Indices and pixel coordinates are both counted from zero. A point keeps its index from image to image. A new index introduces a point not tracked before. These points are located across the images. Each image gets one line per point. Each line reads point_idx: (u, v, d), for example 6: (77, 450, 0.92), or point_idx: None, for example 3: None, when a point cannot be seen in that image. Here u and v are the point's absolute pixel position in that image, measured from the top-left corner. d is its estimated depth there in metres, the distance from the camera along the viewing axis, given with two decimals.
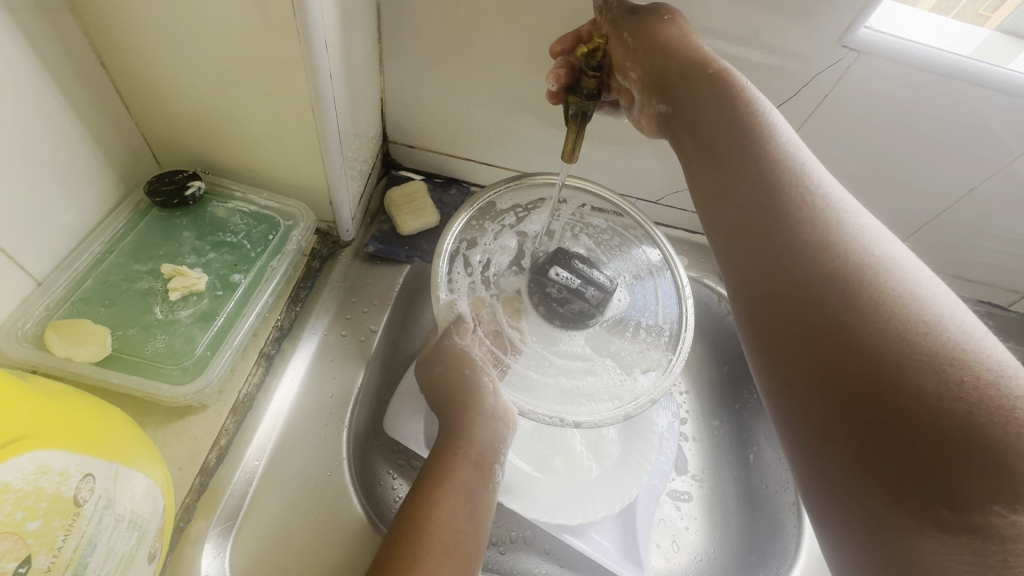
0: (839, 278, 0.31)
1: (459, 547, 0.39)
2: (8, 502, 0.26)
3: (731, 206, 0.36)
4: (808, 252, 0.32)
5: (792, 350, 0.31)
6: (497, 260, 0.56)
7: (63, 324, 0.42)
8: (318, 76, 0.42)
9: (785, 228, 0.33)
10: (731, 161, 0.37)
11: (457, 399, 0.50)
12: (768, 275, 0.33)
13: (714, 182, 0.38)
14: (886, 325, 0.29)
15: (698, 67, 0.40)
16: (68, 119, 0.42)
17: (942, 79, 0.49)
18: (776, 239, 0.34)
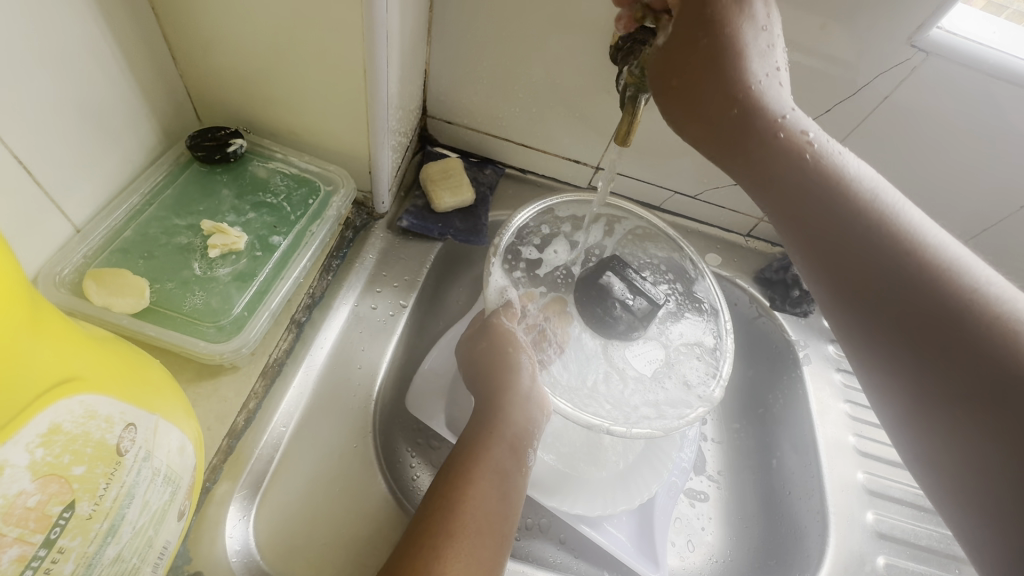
0: (909, 258, 0.33)
1: (491, 530, 0.38)
2: (58, 444, 0.25)
3: (790, 201, 0.37)
4: (940, 295, 0.31)
5: (902, 332, 0.32)
6: (548, 261, 0.58)
7: (102, 272, 0.41)
8: (375, 39, 0.41)
9: (875, 242, 0.34)
10: (830, 205, 0.35)
11: (495, 376, 0.48)
12: (858, 258, 0.34)
13: (796, 212, 0.37)
14: (958, 289, 0.31)
15: (724, 84, 0.36)
16: (115, 61, 0.41)
17: (1009, 88, 0.48)
18: (901, 287, 0.33)
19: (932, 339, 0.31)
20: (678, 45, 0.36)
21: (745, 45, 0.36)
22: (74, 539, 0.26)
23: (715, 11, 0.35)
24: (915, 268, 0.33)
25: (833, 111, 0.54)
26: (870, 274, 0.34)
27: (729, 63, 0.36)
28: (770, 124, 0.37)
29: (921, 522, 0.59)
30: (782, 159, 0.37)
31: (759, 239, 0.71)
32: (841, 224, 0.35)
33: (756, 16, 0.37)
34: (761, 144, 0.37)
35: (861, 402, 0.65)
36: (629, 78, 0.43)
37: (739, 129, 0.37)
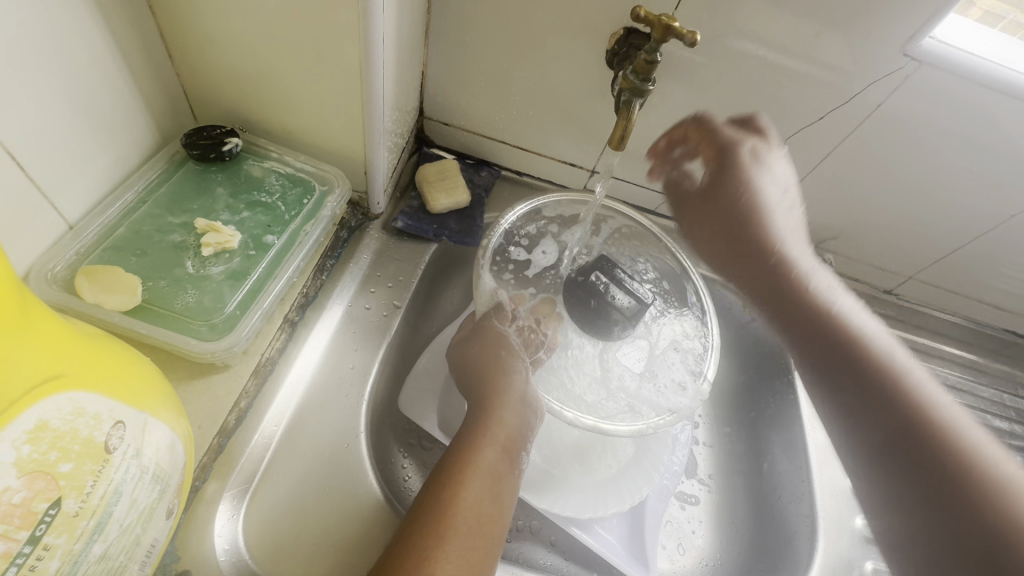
0: (884, 365, 0.41)
1: (483, 530, 0.38)
2: (44, 440, 0.25)
3: (786, 308, 0.46)
4: (910, 426, 0.38)
5: (868, 420, 0.40)
6: (536, 263, 0.58)
7: (94, 269, 0.41)
8: (371, 39, 0.41)
9: (852, 348, 0.42)
10: (840, 343, 0.43)
11: (487, 378, 0.48)
12: (839, 358, 0.43)
13: (789, 319, 0.46)
14: (914, 395, 0.39)
15: (737, 221, 0.48)
16: (111, 59, 0.41)
17: (998, 97, 0.48)
18: (886, 418, 0.39)
19: (887, 428, 0.39)
20: (699, 203, 0.51)
21: (757, 185, 0.47)
22: (60, 537, 0.26)
23: (735, 164, 0.47)
24: (887, 382, 0.40)
25: (826, 119, 0.54)
26: (861, 401, 0.41)
27: (745, 202, 0.48)
28: (792, 271, 0.46)
29: None
30: (780, 275, 0.47)
31: None
32: (828, 331, 0.44)
33: (766, 168, 0.48)
34: (763, 259, 0.47)
35: None
36: (625, 83, 0.45)
37: (758, 269, 0.47)
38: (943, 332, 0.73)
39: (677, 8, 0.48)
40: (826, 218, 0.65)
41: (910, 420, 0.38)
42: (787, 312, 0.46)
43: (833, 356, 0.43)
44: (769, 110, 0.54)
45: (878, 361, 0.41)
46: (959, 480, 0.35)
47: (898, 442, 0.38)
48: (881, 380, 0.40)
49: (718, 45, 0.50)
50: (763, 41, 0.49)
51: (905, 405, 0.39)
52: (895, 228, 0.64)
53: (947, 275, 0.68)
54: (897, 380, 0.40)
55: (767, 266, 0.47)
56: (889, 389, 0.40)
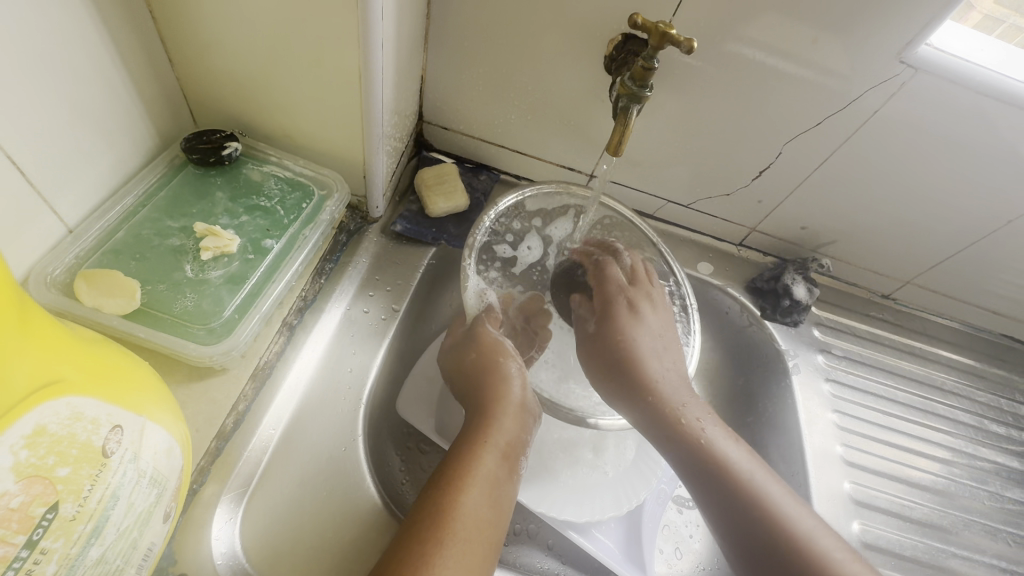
0: (702, 459, 0.46)
1: (480, 536, 0.39)
2: (42, 445, 0.25)
3: (651, 431, 0.49)
4: (756, 540, 0.42)
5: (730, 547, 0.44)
6: (523, 258, 0.62)
7: (93, 273, 0.41)
8: (370, 44, 0.41)
9: (685, 456, 0.47)
10: (707, 476, 0.45)
11: (484, 385, 0.48)
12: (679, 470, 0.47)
13: (660, 435, 0.48)
14: (736, 486, 0.44)
15: (615, 333, 0.54)
16: (112, 64, 0.42)
17: (993, 103, 0.49)
18: (734, 533, 0.44)
19: (745, 550, 0.43)
20: (595, 335, 0.56)
21: (631, 319, 0.54)
22: (57, 541, 0.26)
23: (614, 296, 0.56)
24: (710, 475, 0.45)
25: (823, 125, 0.54)
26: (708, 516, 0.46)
27: (624, 351, 0.53)
28: (682, 424, 0.48)
29: (904, 532, 0.61)
30: (638, 392, 0.51)
31: (752, 249, 0.71)
32: (669, 440, 0.48)
33: (651, 292, 0.57)
34: (640, 385, 0.51)
35: (850, 412, 0.66)
36: (623, 88, 0.46)
37: (663, 433, 0.48)
38: (941, 338, 0.73)
39: (674, 13, 0.49)
40: (824, 223, 0.65)
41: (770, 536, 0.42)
42: (673, 448, 0.47)
43: (708, 481, 0.45)
44: (766, 115, 0.55)
45: (739, 479, 0.44)
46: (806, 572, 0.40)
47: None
48: (748, 510, 0.43)
49: (715, 51, 0.50)
50: (760, 46, 0.49)
51: (777, 537, 0.42)
52: (892, 233, 0.64)
53: (946, 281, 0.68)
54: (756, 501, 0.43)
55: (661, 419, 0.49)
56: (732, 490, 0.44)
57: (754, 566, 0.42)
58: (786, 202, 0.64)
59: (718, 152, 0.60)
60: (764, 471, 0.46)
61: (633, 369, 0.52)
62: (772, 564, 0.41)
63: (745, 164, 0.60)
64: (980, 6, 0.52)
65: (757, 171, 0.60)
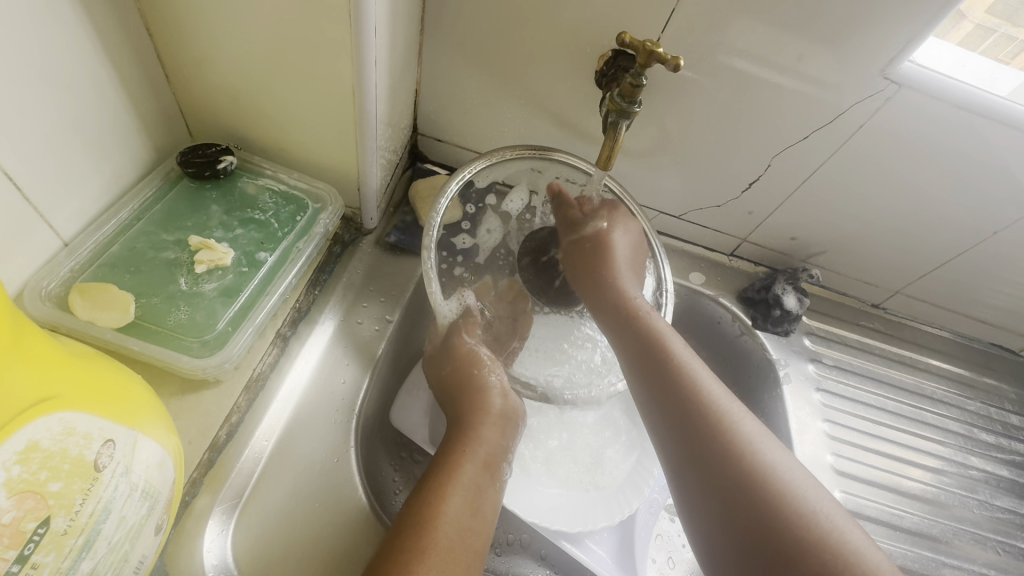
0: (654, 342, 0.49)
1: (464, 544, 0.39)
2: (34, 461, 0.25)
3: (609, 315, 0.53)
4: (688, 413, 0.44)
5: (661, 420, 0.46)
6: (484, 245, 0.59)
7: (88, 287, 0.42)
8: (363, 61, 0.42)
9: (636, 337, 0.50)
10: (653, 358, 0.48)
11: (465, 397, 0.49)
12: (628, 350, 0.50)
13: (617, 319, 0.52)
14: (678, 369, 0.47)
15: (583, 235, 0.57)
16: (108, 80, 0.42)
17: (976, 119, 0.50)
18: (667, 405, 0.46)
19: (675, 422, 0.45)
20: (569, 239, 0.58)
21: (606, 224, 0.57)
22: (49, 555, 0.26)
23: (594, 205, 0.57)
24: (655, 356, 0.48)
25: (810, 138, 0.55)
26: (645, 393, 0.48)
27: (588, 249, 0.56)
28: (642, 321, 0.51)
29: (894, 541, 0.62)
30: (599, 285, 0.55)
31: (743, 259, 0.72)
32: (625, 324, 0.51)
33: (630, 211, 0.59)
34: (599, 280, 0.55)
35: (839, 421, 0.67)
36: (612, 104, 0.47)
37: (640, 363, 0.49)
38: (931, 346, 0.74)
39: (663, 31, 0.50)
40: (814, 234, 0.66)
41: (742, 472, 0.40)
42: (632, 341, 0.50)
43: (677, 414, 0.45)
44: (755, 128, 0.56)
45: (679, 363, 0.47)
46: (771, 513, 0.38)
47: (736, 511, 0.39)
48: (715, 435, 0.42)
49: (702, 66, 0.51)
50: (747, 60, 0.50)
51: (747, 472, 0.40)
52: (882, 244, 0.65)
53: (935, 291, 0.69)
54: (713, 415, 0.44)
55: (641, 342, 0.50)
56: (672, 371, 0.47)
57: (683, 435, 0.44)
58: (777, 213, 0.64)
59: (708, 164, 0.60)
60: (727, 393, 0.46)
61: (596, 266, 0.56)
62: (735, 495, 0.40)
63: (735, 175, 0.61)
64: (971, 15, 0.50)
65: (748, 182, 0.61)
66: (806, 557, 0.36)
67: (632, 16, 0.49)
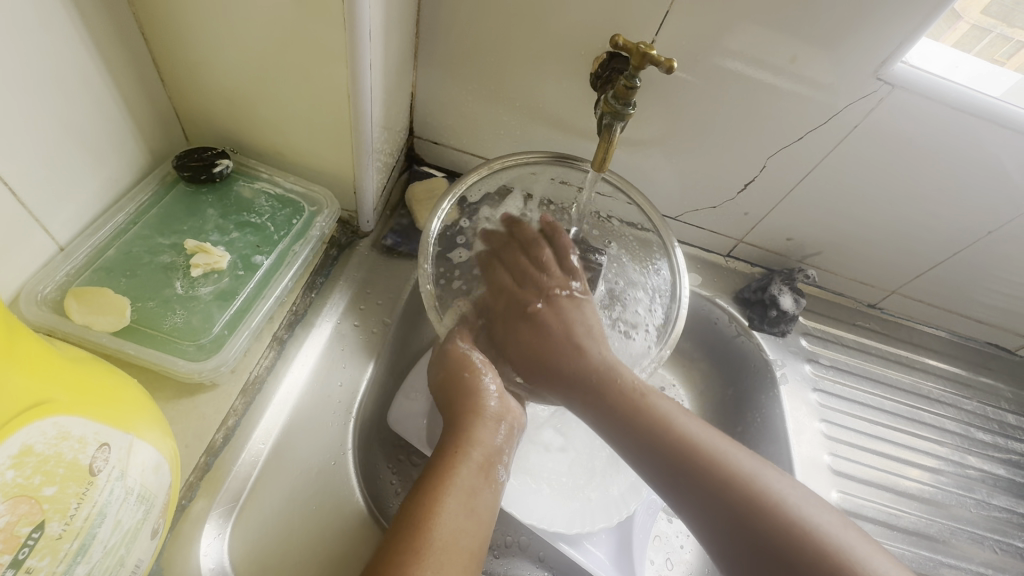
0: (608, 375, 0.50)
1: (461, 546, 0.39)
2: (29, 465, 0.26)
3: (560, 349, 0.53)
4: (659, 437, 0.46)
5: (634, 452, 0.47)
6: (481, 255, 0.59)
7: (84, 291, 0.42)
8: (358, 64, 0.42)
9: (590, 372, 0.51)
10: (613, 390, 0.49)
11: (455, 403, 0.49)
12: (583, 386, 0.51)
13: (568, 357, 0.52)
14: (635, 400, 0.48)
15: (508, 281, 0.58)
16: (103, 84, 0.42)
17: (970, 119, 0.50)
18: (635, 433, 0.47)
19: (647, 449, 0.46)
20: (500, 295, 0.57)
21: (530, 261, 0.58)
22: (44, 559, 0.26)
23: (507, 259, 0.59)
24: (613, 389, 0.49)
25: (804, 139, 0.56)
26: (610, 427, 0.48)
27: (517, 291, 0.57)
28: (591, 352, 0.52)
29: (892, 541, 0.62)
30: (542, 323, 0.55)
31: (740, 259, 0.72)
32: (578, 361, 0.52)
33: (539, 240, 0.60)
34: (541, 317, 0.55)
35: (837, 421, 0.67)
36: (607, 107, 0.47)
37: (614, 418, 0.48)
38: (927, 346, 0.74)
39: (657, 33, 0.50)
40: (810, 234, 0.66)
41: (726, 482, 0.42)
42: (587, 376, 0.51)
43: (649, 441, 0.46)
44: (750, 129, 0.56)
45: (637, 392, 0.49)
46: (793, 547, 0.39)
47: (725, 523, 0.41)
48: (691, 454, 0.44)
49: (697, 68, 0.52)
50: (741, 61, 0.50)
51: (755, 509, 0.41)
52: (878, 244, 0.65)
53: (931, 291, 0.69)
54: (682, 434, 0.45)
55: (595, 375, 0.50)
56: (631, 402, 0.48)
57: (658, 458, 0.45)
58: (773, 214, 0.65)
59: (704, 166, 0.61)
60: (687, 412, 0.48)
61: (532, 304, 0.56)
62: (733, 519, 0.41)
63: (731, 177, 0.61)
64: (967, 15, 0.51)
65: (743, 183, 0.62)
66: (806, 551, 0.38)
67: (626, 19, 0.50)
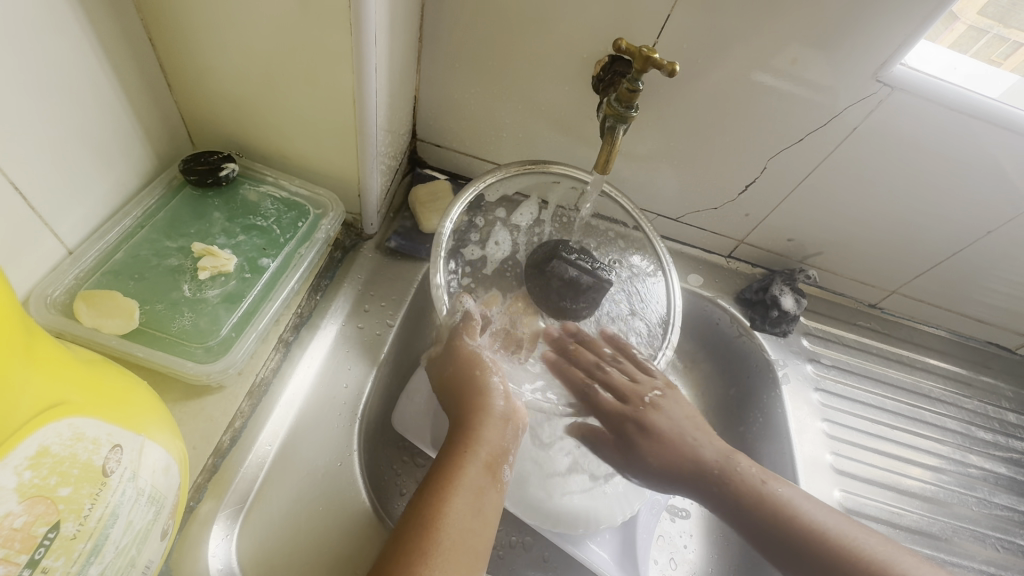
0: (683, 441, 0.56)
1: (469, 546, 0.40)
2: (45, 466, 0.26)
3: (646, 432, 0.57)
4: (733, 488, 0.53)
5: (716, 504, 0.54)
6: (492, 256, 0.60)
7: (93, 294, 0.42)
8: (364, 68, 0.43)
9: (669, 443, 0.56)
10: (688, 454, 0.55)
11: (462, 401, 0.49)
12: (666, 458, 0.56)
13: (651, 438, 0.56)
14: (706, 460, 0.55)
15: (588, 390, 0.56)
16: (111, 88, 0.43)
17: (971, 120, 0.50)
18: (715, 488, 0.54)
19: (724, 500, 0.53)
20: (593, 405, 0.57)
21: (607, 360, 0.58)
22: (58, 560, 0.26)
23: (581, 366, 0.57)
24: (689, 453, 0.55)
25: (804, 141, 0.56)
26: (694, 485, 0.55)
27: (596, 398, 0.56)
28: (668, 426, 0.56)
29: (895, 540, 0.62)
30: (631, 420, 0.57)
31: (740, 260, 0.73)
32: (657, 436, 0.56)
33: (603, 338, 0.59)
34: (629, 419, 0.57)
35: (839, 421, 0.67)
36: (609, 110, 0.47)
37: (693, 477, 0.55)
38: (927, 345, 0.74)
39: (657, 36, 0.51)
40: (810, 235, 0.67)
41: (797, 525, 0.49)
42: (665, 447, 0.56)
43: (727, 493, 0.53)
44: (751, 131, 0.56)
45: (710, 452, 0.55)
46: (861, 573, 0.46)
47: (800, 557, 0.49)
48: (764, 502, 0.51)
49: (697, 72, 0.52)
50: (742, 63, 0.51)
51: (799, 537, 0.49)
52: (878, 245, 0.65)
53: (930, 291, 0.70)
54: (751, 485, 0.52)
55: (673, 443, 0.56)
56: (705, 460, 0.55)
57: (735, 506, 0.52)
58: (773, 214, 0.65)
59: (705, 167, 0.61)
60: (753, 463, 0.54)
61: (616, 410, 0.57)
62: (805, 553, 0.49)
63: (732, 178, 0.62)
64: (963, 16, 0.51)
65: (744, 185, 0.62)
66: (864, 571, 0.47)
67: (628, 22, 0.50)
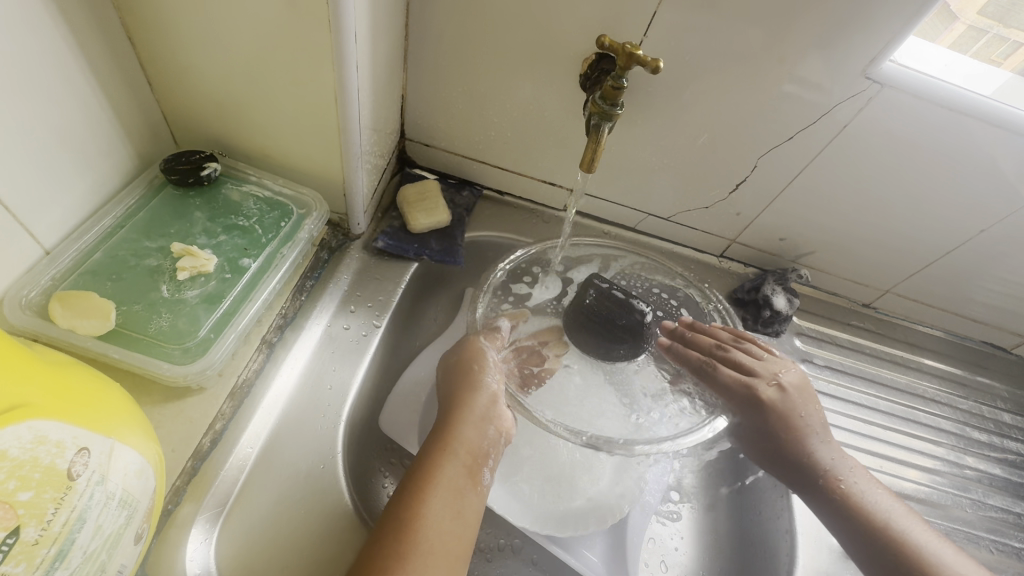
0: (774, 412, 0.55)
1: (446, 550, 0.39)
2: (2, 469, 0.26)
3: (753, 404, 0.55)
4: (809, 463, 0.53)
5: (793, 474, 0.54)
6: (539, 296, 0.59)
7: (68, 295, 0.41)
8: (344, 67, 0.42)
9: (772, 416, 0.54)
10: (779, 425, 0.54)
11: (457, 395, 0.49)
12: (755, 423, 0.55)
13: (754, 407, 0.55)
14: (793, 432, 0.54)
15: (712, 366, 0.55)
16: (89, 87, 0.42)
17: (964, 118, 0.50)
18: (798, 463, 0.53)
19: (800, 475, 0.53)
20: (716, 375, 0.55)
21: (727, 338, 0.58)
22: (18, 565, 0.26)
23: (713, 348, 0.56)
24: (777, 422, 0.54)
25: (795, 139, 0.55)
26: (778, 455, 0.55)
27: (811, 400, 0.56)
28: (771, 402, 0.54)
29: None
30: (744, 395, 0.55)
31: (732, 260, 0.72)
32: (754, 406, 0.54)
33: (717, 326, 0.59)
34: (745, 395, 0.55)
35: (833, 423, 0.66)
36: (595, 107, 0.47)
37: (778, 445, 0.54)
38: (922, 345, 0.74)
39: (643, 34, 0.50)
40: (802, 234, 0.66)
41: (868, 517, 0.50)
42: (757, 416, 0.55)
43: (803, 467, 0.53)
44: (740, 130, 0.56)
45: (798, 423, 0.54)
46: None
47: (866, 545, 0.49)
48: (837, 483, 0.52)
49: (683, 69, 0.52)
50: (729, 61, 0.50)
51: (850, 516, 0.50)
52: (871, 244, 0.65)
53: (925, 291, 0.69)
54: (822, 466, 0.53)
55: (765, 415, 0.54)
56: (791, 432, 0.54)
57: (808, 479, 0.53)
58: (764, 213, 0.64)
59: (696, 165, 0.61)
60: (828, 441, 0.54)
61: (738, 383, 0.55)
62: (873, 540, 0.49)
63: (723, 177, 0.61)
64: (963, 16, 0.51)
65: (735, 184, 0.62)
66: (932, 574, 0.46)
67: (613, 20, 0.50)
